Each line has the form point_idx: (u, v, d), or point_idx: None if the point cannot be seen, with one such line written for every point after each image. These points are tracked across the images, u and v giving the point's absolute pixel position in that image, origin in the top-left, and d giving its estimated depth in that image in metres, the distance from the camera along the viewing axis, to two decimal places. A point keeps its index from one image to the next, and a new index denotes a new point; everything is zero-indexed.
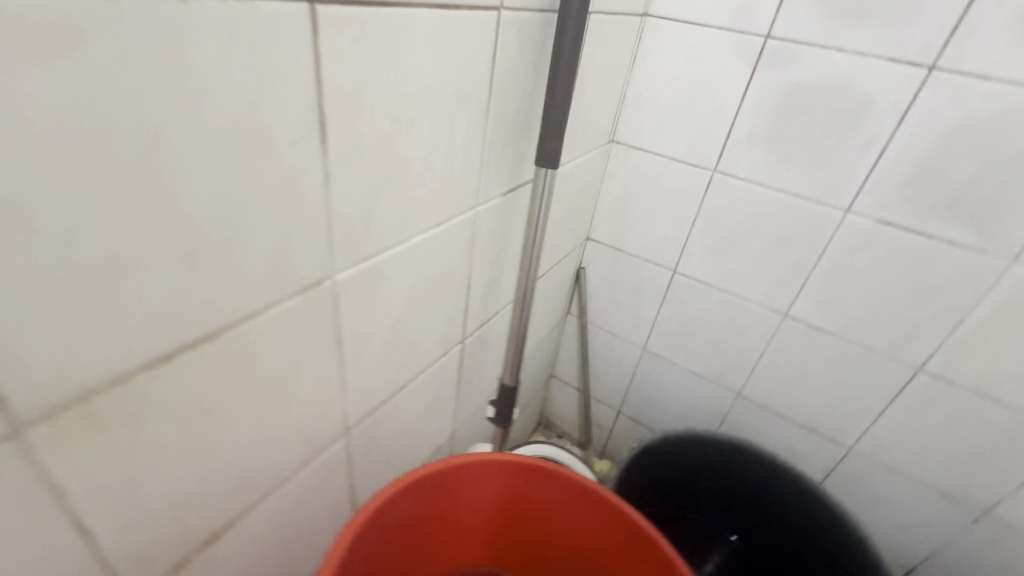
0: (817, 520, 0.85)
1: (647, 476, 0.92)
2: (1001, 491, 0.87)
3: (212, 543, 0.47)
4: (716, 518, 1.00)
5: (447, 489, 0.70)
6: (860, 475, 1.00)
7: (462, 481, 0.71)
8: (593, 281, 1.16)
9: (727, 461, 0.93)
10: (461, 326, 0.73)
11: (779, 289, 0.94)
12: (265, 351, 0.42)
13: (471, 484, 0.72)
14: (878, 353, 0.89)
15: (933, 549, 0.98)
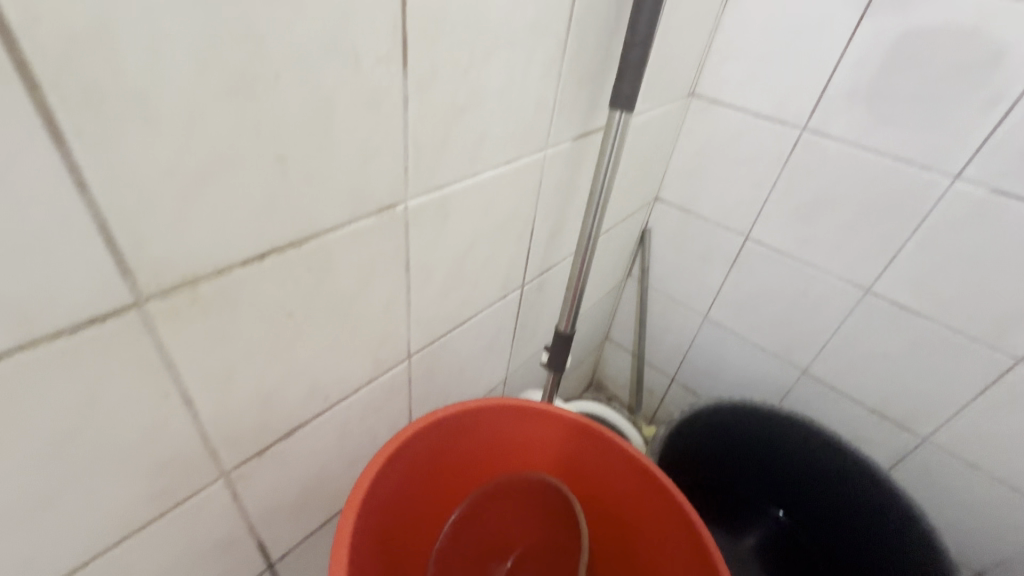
0: (879, 505, 0.81)
1: (696, 441, 0.91)
2: None
3: (289, 438, 0.53)
4: (765, 492, 0.97)
5: (476, 433, 0.71)
6: (931, 467, 0.94)
7: (491, 427, 0.72)
8: (658, 243, 1.13)
9: (784, 435, 0.89)
10: (522, 271, 0.74)
11: (863, 262, 0.87)
12: (342, 266, 0.46)
13: (500, 431, 0.73)
14: (971, 339, 0.81)
15: (1007, 555, 0.91)
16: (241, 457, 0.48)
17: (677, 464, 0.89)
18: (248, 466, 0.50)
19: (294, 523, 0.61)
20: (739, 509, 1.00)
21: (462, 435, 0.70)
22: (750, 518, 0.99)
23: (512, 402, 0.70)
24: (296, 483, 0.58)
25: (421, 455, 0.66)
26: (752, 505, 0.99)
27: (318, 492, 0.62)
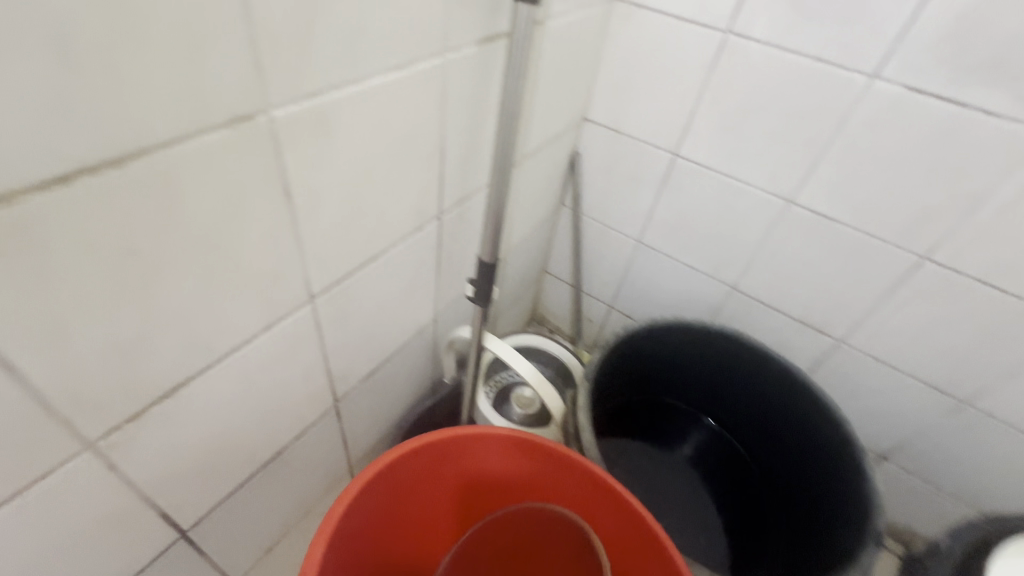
0: (800, 405, 0.85)
1: (630, 360, 0.91)
2: (988, 381, 0.87)
3: (172, 398, 0.46)
4: (697, 402, 1.01)
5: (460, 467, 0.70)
6: (846, 367, 1.00)
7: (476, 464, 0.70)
8: (588, 168, 1.09)
9: (713, 349, 0.91)
10: (438, 200, 0.68)
11: (786, 172, 0.87)
12: (196, 192, 0.38)
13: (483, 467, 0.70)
14: (883, 241, 0.84)
15: (908, 438, 1.00)
16: (110, 424, 0.42)
17: (610, 384, 0.90)
18: (122, 433, 0.44)
19: (203, 487, 0.57)
20: (671, 421, 1.03)
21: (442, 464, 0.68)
22: (683, 430, 1.03)
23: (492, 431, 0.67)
24: (194, 446, 0.52)
25: (398, 487, 0.65)
26: (683, 414, 1.03)
27: (226, 453, 0.57)
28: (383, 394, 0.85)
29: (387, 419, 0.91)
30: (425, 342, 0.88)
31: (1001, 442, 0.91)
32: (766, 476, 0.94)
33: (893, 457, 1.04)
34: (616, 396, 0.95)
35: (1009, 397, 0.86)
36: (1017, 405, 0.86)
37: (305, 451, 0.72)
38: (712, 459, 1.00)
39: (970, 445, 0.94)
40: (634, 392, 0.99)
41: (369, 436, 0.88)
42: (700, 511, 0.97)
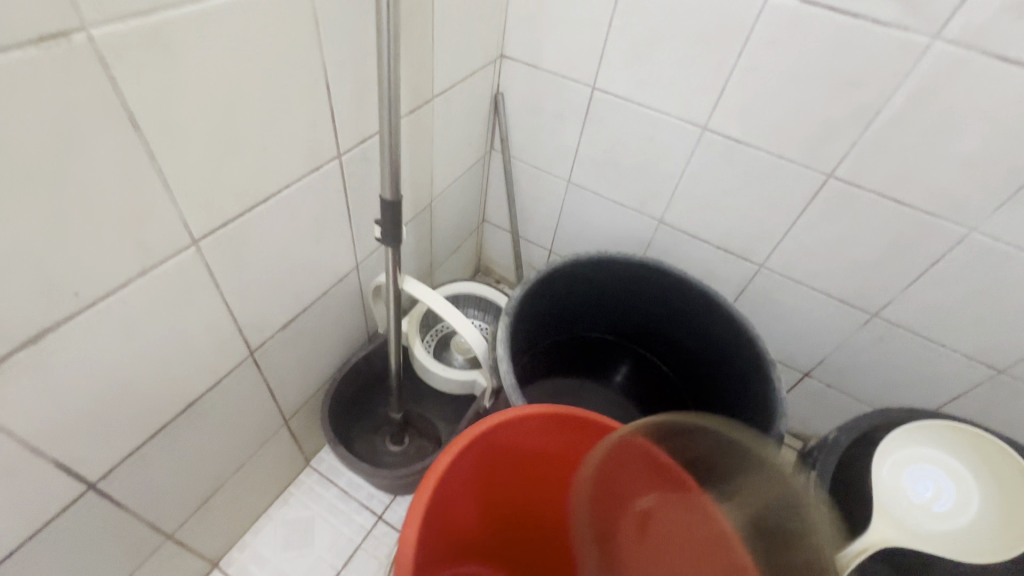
0: (720, 328, 0.87)
1: (556, 296, 0.92)
2: (892, 292, 0.92)
3: (39, 344, 0.45)
4: (625, 331, 1.03)
5: (496, 448, 0.75)
6: (768, 290, 1.04)
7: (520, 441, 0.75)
8: (512, 108, 1.07)
9: (636, 279, 0.93)
10: (332, 138, 0.66)
11: (698, 98, 0.87)
12: (9, 118, 0.36)
13: (527, 441, 0.76)
14: (792, 162, 0.86)
15: (828, 353, 1.06)
16: None
17: (536, 319, 0.91)
18: None
19: (104, 437, 0.56)
20: (603, 351, 1.06)
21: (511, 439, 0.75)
22: (613, 359, 1.06)
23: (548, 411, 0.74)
24: (82, 395, 0.51)
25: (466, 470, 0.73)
26: (612, 343, 1.06)
27: (125, 403, 0.56)
28: (309, 346, 0.85)
29: (319, 371, 0.91)
30: (349, 292, 0.88)
31: (908, 348, 0.97)
32: (688, 395, 0.99)
33: (816, 373, 1.10)
34: (546, 331, 0.97)
35: (912, 305, 0.91)
36: (919, 312, 0.91)
37: (227, 402, 0.72)
38: (641, 384, 1.05)
39: (880, 354, 1.01)
40: (566, 327, 1.01)
41: (301, 388, 0.89)
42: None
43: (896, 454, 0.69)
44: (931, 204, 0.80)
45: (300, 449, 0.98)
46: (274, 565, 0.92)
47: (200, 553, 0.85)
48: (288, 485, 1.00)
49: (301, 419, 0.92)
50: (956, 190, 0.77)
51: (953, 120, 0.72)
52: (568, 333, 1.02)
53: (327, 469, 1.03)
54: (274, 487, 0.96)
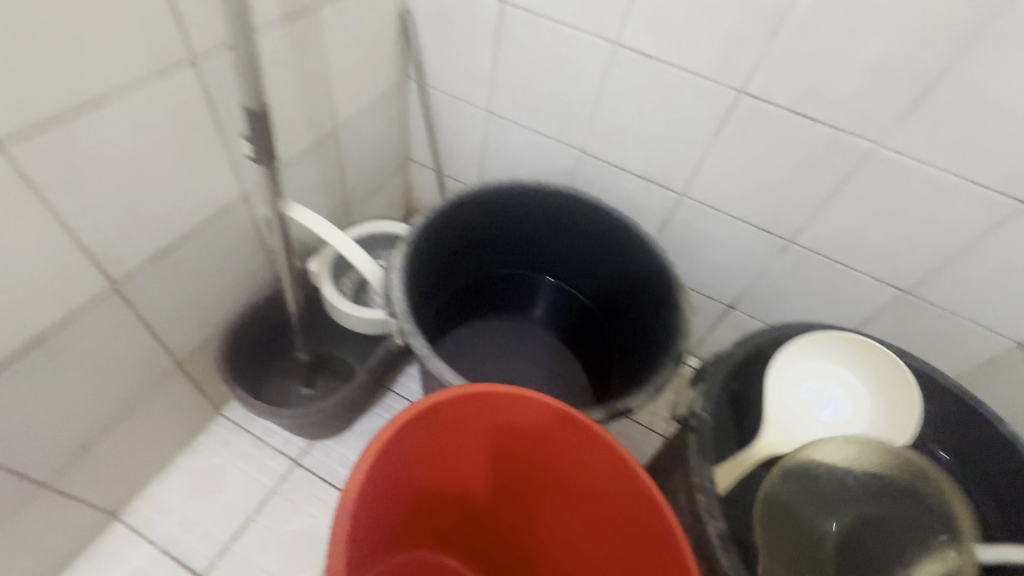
0: (633, 254, 0.86)
1: (465, 227, 0.88)
2: (806, 215, 0.91)
3: None
4: (539, 265, 1.00)
5: (451, 424, 0.70)
6: (690, 220, 1.02)
7: (528, 427, 0.70)
8: (423, 29, 0.99)
9: (550, 208, 0.89)
10: (179, 37, 0.59)
11: (608, 9, 0.82)
12: None
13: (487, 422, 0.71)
14: (704, 78, 0.82)
15: (749, 283, 1.06)
16: None
17: (443, 251, 0.87)
18: None
19: None
20: (518, 288, 1.03)
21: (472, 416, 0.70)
22: (529, 294, 1.04)
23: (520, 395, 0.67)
24: None
25: (450, 424, 0.70)
26: (527, 279, 1.03)
27: None
28: (197, 282, 0.79)
29: (216, 312, 0.86)
30: (239, 224, 0.81)
31: (823, 272, 0.97)
32: (603, 326, 0.98)
33: (739, 304, 1.11)
34: (455, 265, 0.93)
35: (825, 228, 0.91)
36: (832, 235, 0.92)
37: (93, 334, 0.68)
38: (559, 319, 1.03)
39: (798, 281, 1.01)
40: (480, 262, 0.98)
41: (195, 329, 0.83)
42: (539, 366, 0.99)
43: (801, 365, 0.73)
44: (838, 118, 0.78)
45: (206, 396, 0.93)
46: (181, 513, 0.88)
47: (92, 503, 0.81)
48: (197, 435, 0.95)
49: (200, 363, 0.87)
50: (862, 102, 0.75)
51: (856, 23, 0.69)
52: (482, 268, 0.99)
53: (240, 417, 0.99)
54: (179, 435, 0.91)
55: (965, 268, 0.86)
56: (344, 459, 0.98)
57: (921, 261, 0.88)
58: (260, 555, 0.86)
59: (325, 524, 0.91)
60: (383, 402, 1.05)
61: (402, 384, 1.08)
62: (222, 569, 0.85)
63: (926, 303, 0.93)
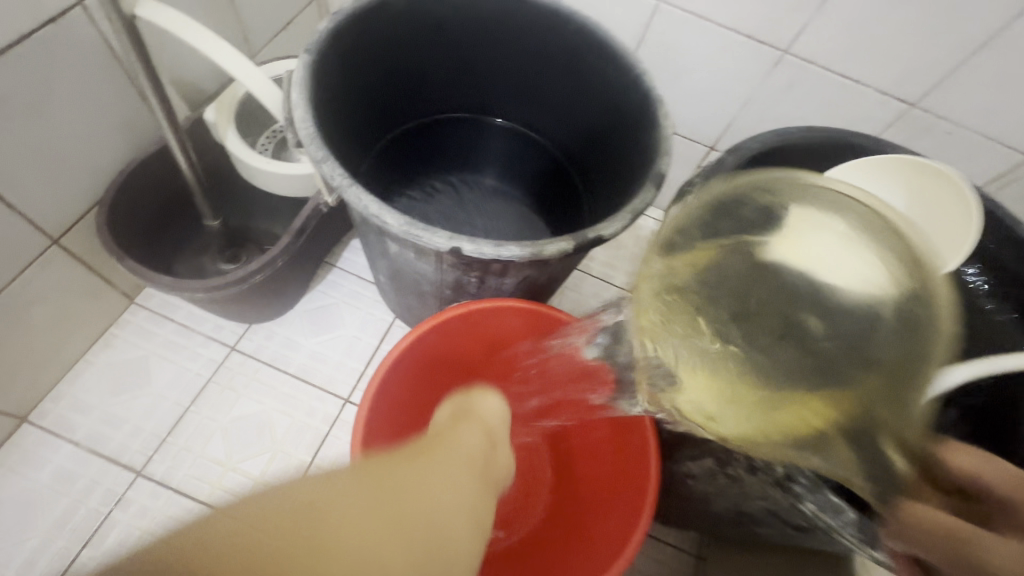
0: (598, 71, 0.70)
1: (384, 41, 0.69)
2: (807, 15, 0.76)
3: None
4: (478, 98, 0.84)
5: (455, 346, 0.69)
6: (668, 35, 0.85)
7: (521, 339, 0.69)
8: None
9: (492, 18, 0.70)
10: None
11: None
12: None
13: (477, 337, 0.69)
14: None
15: (732, 116, 0.93)
16: None
17: (356, 78, 0.69)
18: None
19: None
20: (463, 140, 0.88)
21: (462, 339, 0.68)
22: (475, 144, 0.89)
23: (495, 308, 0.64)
24: None
25: (444, 350, 0.68)
26: (468, 123, 0.87)
27: None
28: (44, 127, 0.61)
29: (90, 171, 0.69)
30: (85, 45, 0.61)
31: (820, 90, 0.84)
32: (565, 167, 0.85)
33: (721, 144, 0.98)
34: (376, 98, 0.75)
35: (826, 29, 0.77)
36: (835, 38, 0.77)
37: None
38: (512, 172, 0.89)
39: (791, 106, 0.88)
40: (410, 96, 0.80)
41: (63, 194, 0.66)
42: (495, 219, 0.86)
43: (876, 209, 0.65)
44: None
45: (107, 282, 0.78)
46: (104, 412, 0.78)
47: None
48: (109, 326, 0.82)
49: (85, 238, 0.72)
50: None
51: None
52: (414, 105, 0.82)
53: (158, 305, 0.85)
54: (82, 327, 0.78)
55: (987, 62, 0.74)
56: (288, 342, 0.87)
57: (934, 62, 0.76)
58: (203, 445, 0.78)
59: (274, 409, 0.82)
60: (326, 279, 0.92)
61: (347, 258, 0.95)
62: (161, 462, 0.77)
63: (934, 117, 0.82)
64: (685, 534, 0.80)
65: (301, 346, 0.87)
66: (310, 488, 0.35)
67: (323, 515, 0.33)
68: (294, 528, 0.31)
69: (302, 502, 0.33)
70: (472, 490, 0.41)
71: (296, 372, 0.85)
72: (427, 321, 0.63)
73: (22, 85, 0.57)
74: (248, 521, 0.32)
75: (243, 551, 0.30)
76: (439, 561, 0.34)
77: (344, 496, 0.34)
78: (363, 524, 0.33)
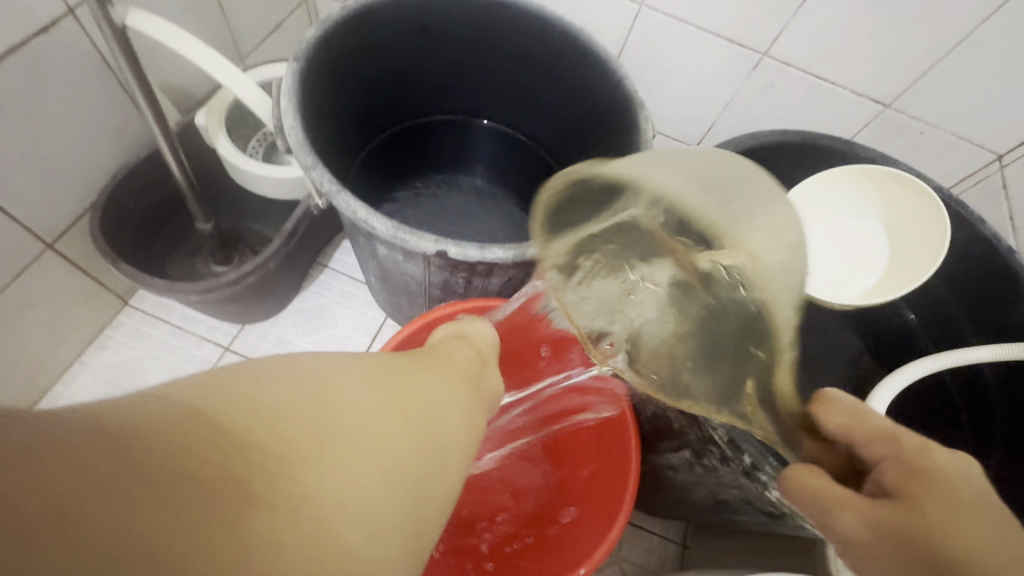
0: (582, 75, 0.71)
1: (372, 47, 0.70)
2: (784, 18, 0.78)
3: None
4: (465, 100, 0.85)
5: None
6: (651, 38, 0.87)
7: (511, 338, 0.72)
8: None
9: (478, 23, 0.72)
10: None
11: None
12: None
13: None
14: None
15: (715, 116, 0.95)
16: None
17: (345, 84, 0.70)
18: None
19: None
20: (452, 141, 0.90)
21: None
22: (463, 145, 0.90)
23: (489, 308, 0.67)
24: None
25: None
26: (456, 124, 0.89)
27: None
28: (37, 135, 0.62)
29: (82, 176, 0.70)
30: (76, 54, 0.62)
31: (799, 92, 0.86)
32: (551, 168, 0.87)
33: (705, 143, 1.00)
34: (365, 102, 0.77)
35: (804, 33, 0.79)
36: (812, 41, 0.80)
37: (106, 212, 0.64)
38: (500, 172, 0.91)
39: (770, 106, 0.90)
40: (399, 100, 0.82)
41: (57, 199, 0.68)
42: (483, 219, 0.88)
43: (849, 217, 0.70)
44: None
45: (101, 284, 0.80)
46: None
47: None
48: (104, 327, 0.84)
49: (79, 242, 0.73)
50: None
51: None
52: (402, 108, 0.84)
53: (152, 307, 0.86)
54: (78, 329, 0.79)
55: (958, 65, 0.76)
56: (281, 341, 0.88)
57: (907, 65, 0.78)
58: None
59: None
60: (318, 279, 0.94)
61: (338, 258, 0.96)
62: None
63: (908, 117, 0.84)
64: (671, 525, 0.83)
65: (294, 345, 0.89)
66: (301, 373, 0.25)
67: (319, 403, 0.24)
68: (282, 412, 0.22)
69: (293, 383, 0.24)
70: (474, 406, 0.34)
71: None
72: (417, 320, 0.64)
73: (15, 95, 0.58)
74: (217, 396, 0.22)
75: (213, 428, 0.20)
76: (442, 471, 0.27)
77: (342, 386, 0.26)
78: (367, 423, 0.24)
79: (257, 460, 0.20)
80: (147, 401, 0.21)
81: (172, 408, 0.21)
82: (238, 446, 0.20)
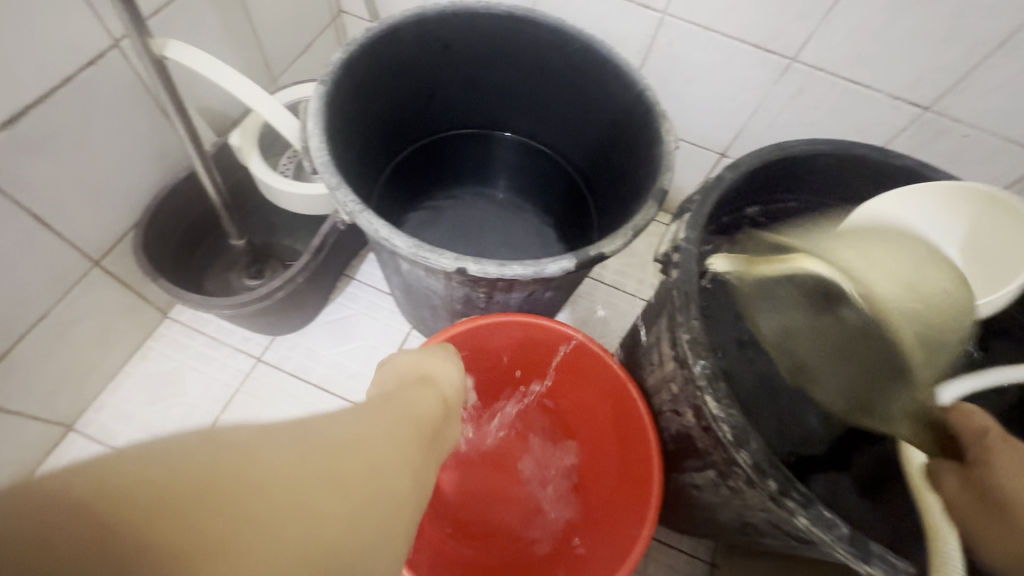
0: (603, 88, 0.71)
1: (396, 66, 0.72)
2: (813, 23, 0.76)
3: None
4: (488, 113, 0.86)
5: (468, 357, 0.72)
6: (674, 47, 0.86)
7: (532, 349, 0.73)
8: None
9: (500, 39, 0.73)
10: None
11: None
12: None
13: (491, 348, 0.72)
14: None
15: (742, 124, 0.93)
16: None
17: (370, 102, 0.72)
18: None
19: None
20: (475, 154, 0.91)
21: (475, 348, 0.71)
22: (486, 157, 0.91)
23: (509, 320, 0.68)
24: None
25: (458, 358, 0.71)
26: (479, 137, 0.90)
27: None
28: (86, 161, 0.66)
29: (127, 198, 0.74)
30: (121, 83, 0.66)
31: (830, 96, 0.84)
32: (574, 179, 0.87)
33: (732, 151, 0.98)
34: (390, 119, 0.78)
35: (834, 37, 0.77)
36: (843, 45, 0.77)
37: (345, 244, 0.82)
38: (522, 184, 0.91)
39: (802, 112, 0.87)
40: (422, 115, 0.83)
41: (104, 220, 0.72)
42: (506, 231, 0.89)
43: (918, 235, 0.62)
44: None
45: (143, 298, 0.84)
46: (142, 420, 0.83)
47: (35, 416, 0.76)
48: (147, 339, 0.88)
49: (123, 260, 0.77)
50: None
51: None
52: (426, 123, 0.85)
53: (190, 319, 0.90)
54: (122, 341, 0.84)
55: (1003, 64, 0.72)
56: (310, 352, 0.91)
57: (946, 66, 0.75)
58: None
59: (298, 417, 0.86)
60: (345, 291, 0.96)
61: (364, 271, 0.98)
62: None
63: (949, 120, 0.80)
64: (699, 542, 0.81)
65: (322, 356, 0.91)
66: (227, 445, 0.26)
67: (243, 473, 0.25)
68: (194, 494, 0.23)
69: (214, 459, 0.25)
70: (415, 448, 0.35)
71: (318, 381, 0.89)
72: (439, 334, 0.65)
73: (68, 125, 0.62)
74: (128, 471, 0.23)
75: (123, 508, 0.22)
76: (366, 529, 0.28)
77: (264, 461, 0.26)
78: (281, 503, 0.25)
79: (160, 544, 0.22)
80: (67, 476, 0.22)
81: (88, 484, 0.22)
82: (144, 530, 0.22)
